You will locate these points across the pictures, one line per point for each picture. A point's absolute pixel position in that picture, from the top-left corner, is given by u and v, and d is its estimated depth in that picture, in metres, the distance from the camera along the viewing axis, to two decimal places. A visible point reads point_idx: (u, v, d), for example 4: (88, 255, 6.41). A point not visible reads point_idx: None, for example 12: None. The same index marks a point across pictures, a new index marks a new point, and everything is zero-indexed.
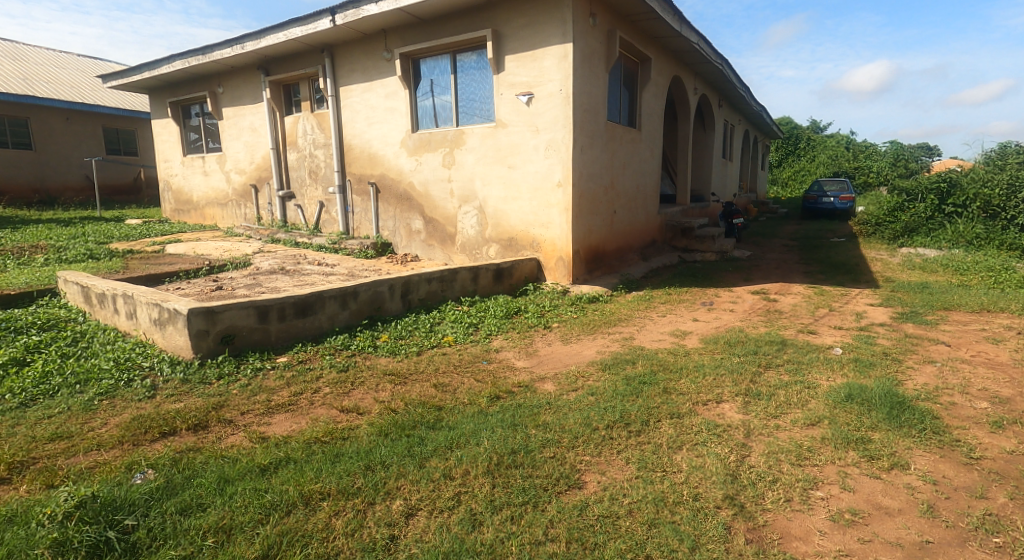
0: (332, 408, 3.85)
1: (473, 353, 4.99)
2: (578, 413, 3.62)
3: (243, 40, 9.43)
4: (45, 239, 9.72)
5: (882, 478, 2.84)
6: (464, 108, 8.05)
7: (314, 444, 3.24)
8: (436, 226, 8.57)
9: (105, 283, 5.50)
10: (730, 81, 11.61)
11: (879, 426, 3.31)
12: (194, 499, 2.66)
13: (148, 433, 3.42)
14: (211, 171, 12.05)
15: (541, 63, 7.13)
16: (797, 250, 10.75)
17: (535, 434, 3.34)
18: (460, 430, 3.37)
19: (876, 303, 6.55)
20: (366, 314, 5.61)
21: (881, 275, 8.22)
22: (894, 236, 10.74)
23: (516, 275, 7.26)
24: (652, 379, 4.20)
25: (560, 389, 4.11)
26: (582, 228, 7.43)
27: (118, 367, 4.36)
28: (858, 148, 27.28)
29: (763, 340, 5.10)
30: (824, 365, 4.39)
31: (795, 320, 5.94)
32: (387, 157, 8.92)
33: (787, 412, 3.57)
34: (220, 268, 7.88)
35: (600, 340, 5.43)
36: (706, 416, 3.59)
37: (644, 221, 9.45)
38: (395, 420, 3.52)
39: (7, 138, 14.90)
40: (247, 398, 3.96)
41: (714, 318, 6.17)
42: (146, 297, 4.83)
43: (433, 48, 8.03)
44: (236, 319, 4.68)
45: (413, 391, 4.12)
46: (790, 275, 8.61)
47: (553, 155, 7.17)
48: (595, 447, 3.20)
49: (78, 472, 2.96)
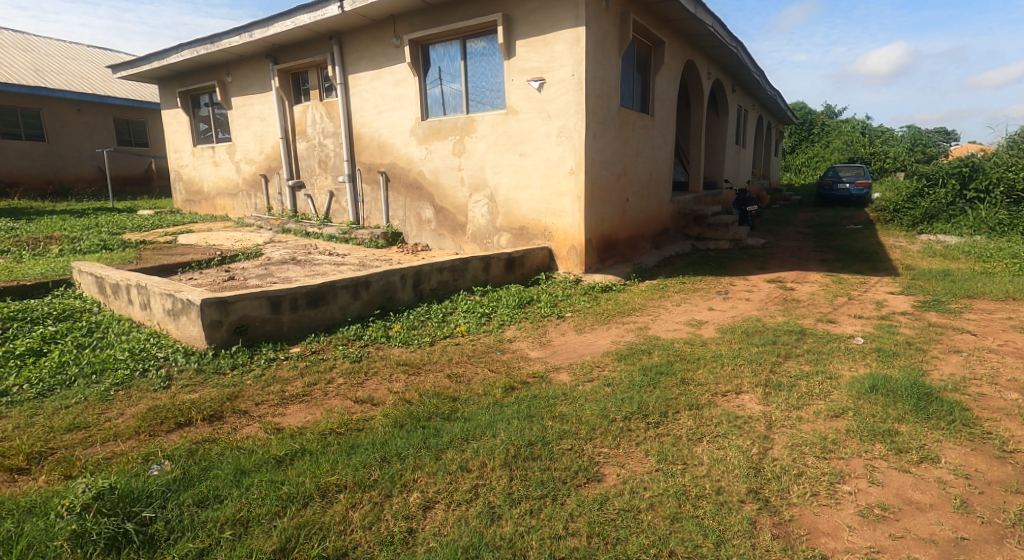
0: (347, 399, 3.82)
1: (486, 343, 4.94)
2: (595, 404, 3.57)
3: (251, 28, 9.34)
4: (59, 230, 9.77)
5: (912, 472, 2.76)
6: (475, 95, 7.95)
7: (329, 435, 3.21)
8: (446, 215, 8.51)
9: (118, 273, 5.50)
10: (744, 65, 11.41)
11: (906, 418, 3.23)
12: (211, 491, 2.62)
13: (164, 424, 3.40)
14: (221, 161, 12.04)
15: (552, 49, 7.01)
16: (812, 237, 10.61)
17: (551, 425, 3.30)
18: (476, 422, 3.33)
19: (896, 291, 6.43)
20: (378, 304, 5.58)
21: (901, 263, 8.08)
22: (913, 223, 10.56)
23: (528, 264, 7.20)
24: (670, 369, 4.15)
25: (576, 380, 4.06)
26: (595, 216, 7.34)
27: (133, 358, 4.36)
28: (873, 134, 26.89)
29: (781, 330, 5.01)
30: (846, 355, 4.32)
31: (814, 308, 5.85)
32: (396, 146, 8.86)
33: (810, 404, 3.50)
34: (232, 259, 7.89)
35: (614, 330, 5.36)
36: (726, 407, 3.53)
37: (657, 209, 9.33)
38: (410, 411, 3.48)
39: (20, 129, 14.96)
40: (261, 389, 3.94)
41: (730, 308, 6.07)
42: (158, 288, 4.80)
43: (443, 34, 7.93)
44: (249, 310, 4.66)
45: (426, 382, 4.08)
46: (806, 263, 8.48)
47: (565, 141, 7.06)
48: (614, 439, 3.15)
49: (97, 462, 2.94)
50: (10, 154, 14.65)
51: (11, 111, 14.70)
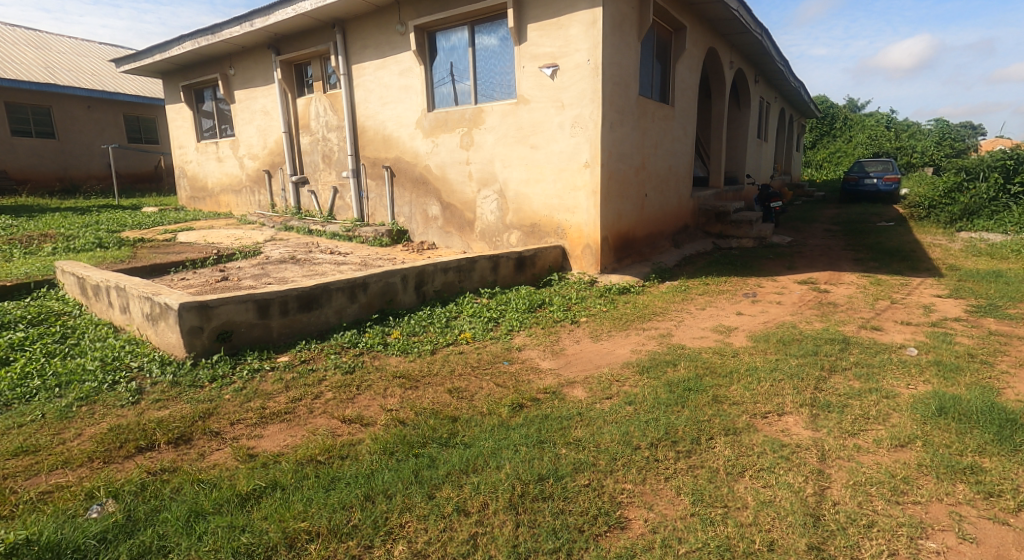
0: (332, 418, 3.35)
1: (493, 352, 4.47)
2: (616, 428, 3.09)
3: (252, 17, 8.95)
4: (56, 228, 9.42)
5: (1010, 524, 2.29)
6: (484, 85, 7.48)
7: (307, 465, 2.75)
8: (453, 212, 8.05)
9: (100, 273, 5.07)
10: (768, 54, 10.84)
11: (990, 449, 2.74)
12: (154, 541, 2.19)
13: (122, 448, 2.92)
14: (225, 156, 11.69)
15: (566, 32, 6.52)
16: (843, 234, 10.08)
17: (565, 454, 2.83)
18: (478, 450, 2.86)
19: (944, 294, 5.97)
20: (377, 308, 5.13)
21: (943, 263, 7.55)
22: (952, 219, 10.04)
23: (539, 264, 6.71)
24: (699, 385, 3.67)
25: (593, 397, 3.59)
26: (611, 212, 6.85)
27: (103, 369, 3.89)
28: (897, 130, 25.89)
29: (822, 339, 4.53)
30: (900, 370, 3.85)
31: (855, 313, 5.38)
32: (402, 139, 8.42)
33: (868, 430, 3.03)
34: (229, 258, 7.49)
35: (634, 337, 4.87)
36: (768, 433, 3.06)
37: (676, 205, 8.79)
38: (402, 434, 3.02)
39: (31, 126, 14.77)
40: (239, 405, 3.48)
41: (761, 312, 5.58)
42: (138, 290, 4.39)
43: (450, 19, 7.48)
44: (234, 314, 4.22)
45: (425, 398, 3.63)
46: (839, 262, 7.95)
47: (580, 132, 6.57)
48: (639, 472, 2.69)
49: (33, 497, 2.49)
50: (19, 152, 14.44)
51: (21, 108, 14.50)
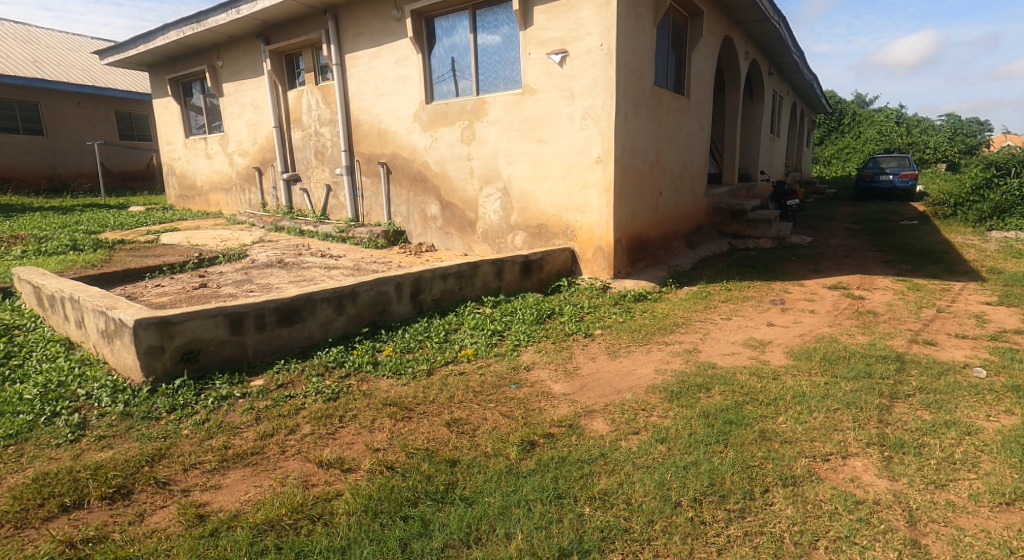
0: (307, 460, 2.79)
1: (498, 373, 3.92)
2: (649, 476, 2.54)
3: (238, 3, 8.38)
4: (32, 229, 8.85)
5: None
6: (486, 75, 6.92)
7: (267, 533, 2.22)
8: (454, 211, 7.49)
9: (57, 282, 4.52)
10: (785, 44, 10.27)
11: None
12: None
13: (43, 507, 2.39)
14: (214, 153, 11.13)
15: (577, 14, 5.96)
16: (866, 233, 9.51)
17: (590, 517, 2.29)
18: (483, 510, 2.32)
19: (992, 301, 5.42)
20: (368, 320, 4.57)
21: (982, 265, 6.99)
22: (981, 217, 9.47)
23: (547, 268, 6.15)
24: (740, 416, 3.11)
25: (617, 432, 3.03)
26: (624, 211, 6.29)
27: (43, 398, 3.33)
28: (908, 125, 25.32)
29: (872, 356, 3.97)
30: (974, 396, 3.30)
31: (899, 324, 4.82)
32: (399, 133, 7.86)
33: (958, 479, 2.50)
34: (211, 261, 6.94)
35: (656, 353, 4.30)
36: (836, 484, 2.51)
37: (691, 203, 8.22)
38: (388, 485, 2.47)
39: (18, 123, 14.20)
40: (197, 444, 2.92)
41: (793, 322, 5.01)
42: (92, 302, 3.85)
43: (448, 4, 6.93)
44: (201, 331, 3.67)
45: (418, 433, 3.06)
46: (868, 264, 7.39)
47: (590, 125, 6.02)
48: (686, 542, 2.17)
49: None
50: (6, 149, 13.89)
51: (7, 104, 13.92)
